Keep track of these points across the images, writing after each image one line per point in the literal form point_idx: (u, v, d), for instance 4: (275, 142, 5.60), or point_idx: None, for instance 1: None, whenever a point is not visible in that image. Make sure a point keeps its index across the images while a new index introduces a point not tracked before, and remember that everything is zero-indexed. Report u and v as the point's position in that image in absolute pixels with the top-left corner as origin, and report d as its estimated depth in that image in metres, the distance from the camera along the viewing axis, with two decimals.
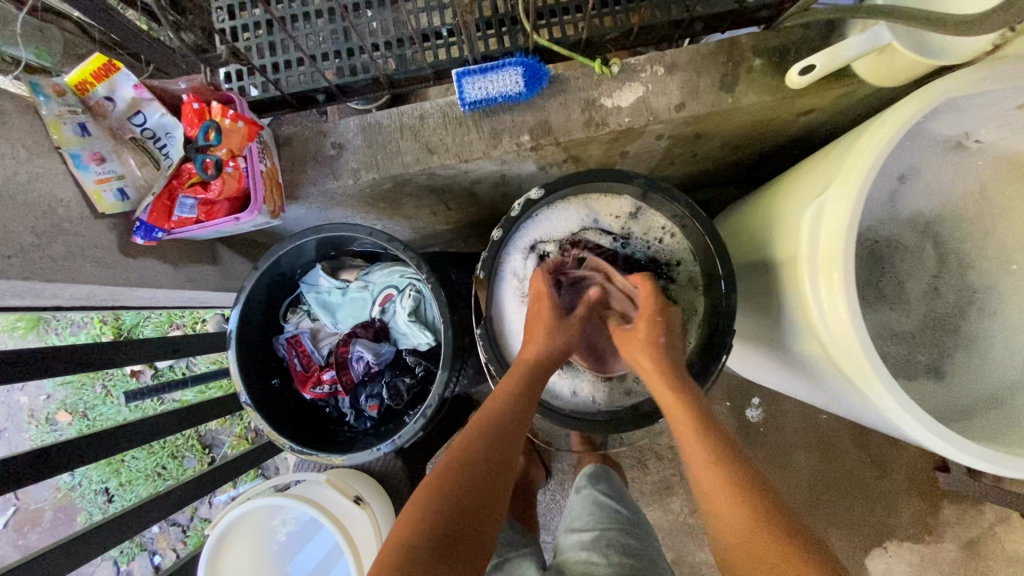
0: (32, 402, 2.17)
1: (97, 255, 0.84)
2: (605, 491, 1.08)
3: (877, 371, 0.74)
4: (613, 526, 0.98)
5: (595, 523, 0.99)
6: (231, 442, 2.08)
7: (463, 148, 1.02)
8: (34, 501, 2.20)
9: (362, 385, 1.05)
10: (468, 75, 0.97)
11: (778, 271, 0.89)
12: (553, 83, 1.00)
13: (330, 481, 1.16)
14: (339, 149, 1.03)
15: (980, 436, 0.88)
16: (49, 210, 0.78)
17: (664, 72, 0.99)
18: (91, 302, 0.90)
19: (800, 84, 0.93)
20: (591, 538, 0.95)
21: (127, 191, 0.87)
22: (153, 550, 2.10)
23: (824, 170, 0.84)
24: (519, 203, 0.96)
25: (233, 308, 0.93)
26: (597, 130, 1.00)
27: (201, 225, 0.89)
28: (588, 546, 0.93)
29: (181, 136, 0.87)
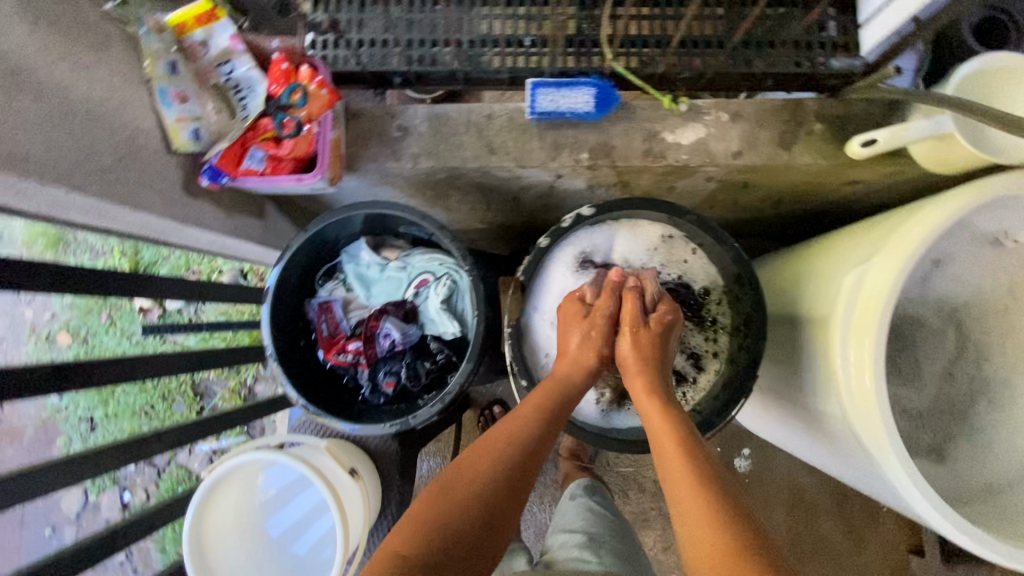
0: (35, 317, 2.17)
1: (163, 188, 0.87)
2: (599, 502, 1.15)
3: (888, 436, 0.75)
4: (606, 532, 1.05)
5: (589, 528, 1.05)
6: (224, 395, 2.10)
7: (522, 154, 1.05)
8: (17, 416, 2.21)
9: (383, 362, 1.06)
10: (542, 86, 1.00)
11: (808, 330, 0.91)
12: (621, 109, 1.03)
13: (330, 449, 1.17)
14: (403, 132, 1.06)
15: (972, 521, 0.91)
16: (130, 136, 0.81)
17: (727, 119, 1.03)
18: (143, 232, 0.92)
19: (860, 156, 0.96)
20: (585, 540, 1.00)
21: (201, 132, 0.89)
22: (124, 487, 2.11)
23: (870, 238, 0.86)
24: (569, 218, 0.92)
25: (276, 264, 0.94)
26: (654, 160, 1.03)
27: (265, 178, 0.92)
28: (583, 546, 0.98)
29: (262, 92, 0.91)
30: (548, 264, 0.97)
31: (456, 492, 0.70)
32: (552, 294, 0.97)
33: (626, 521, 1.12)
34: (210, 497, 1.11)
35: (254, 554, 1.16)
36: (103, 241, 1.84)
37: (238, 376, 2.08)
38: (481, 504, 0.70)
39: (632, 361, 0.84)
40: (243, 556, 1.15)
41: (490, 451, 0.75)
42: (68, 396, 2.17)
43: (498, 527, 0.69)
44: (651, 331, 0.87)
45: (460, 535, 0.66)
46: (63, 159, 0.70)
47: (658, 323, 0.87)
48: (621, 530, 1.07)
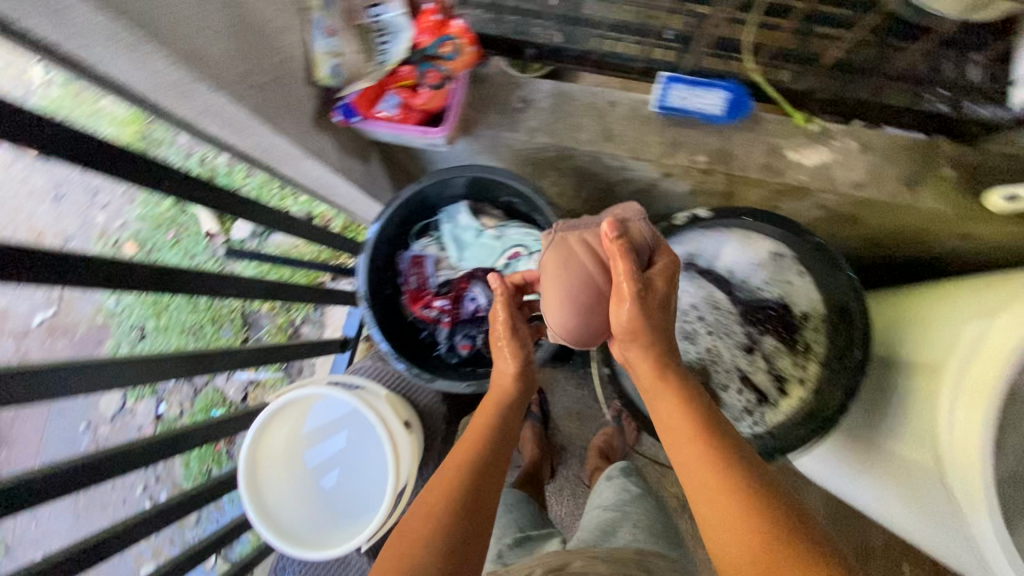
0: (107, 222, 2.24)
1: (298, 115, 0.89)
2: (635, 483, 1.16)
3: (988, 497, 0.72)
4: (639, 512, 1.07)
5: (621, 507, 1.08)
6: (270, 330, 2.14)
7: (639, 146, 1.04)
8: (75, 312, 2.31)
9: (464, 323, 1.11)
10: (677, 81, 1.00)
11: (914, 378, 0.88)
12: (749, 119, 1.01)
13: (389, 399, 1.20)
14: (524, 104, 1.06)
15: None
16: (284, 59, 0.83)
17: (855, 149, 1.00)
18: (266, 155, 0.95)
19: (1001, 209, 0.94)
20: (616, 518, 1.04)
21: (340, 69, 0.90)
22: (161, 399, 2.18)
23: (1000, 294, 0.83)
24: (683, 216, 0.92)
25: (384, 210, 0.97)
26: (772, 177, 1.01)
27: (393, 125, 0.94)
28: (614, 524, 1.02)
29: (407, 38, 0.90)
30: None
31: (443, 498, 0.73)
32: None
33: (663, 506, 1.14)
34: (268, 425, 1.14)
35: (299, 488, 1.18)
36: (190, 151, 1.76)
37: (287, 315, 2.13)
38: (470, 499, 0.73)
39: (639, 331, 0.76)
40: (289, 487, 1.17)
41: (465, 457, 0.79)
42: (125, 303, 2.25)
43: (483, 528, 0.72)
44: (653, 289, 0.78)
45: (451, 535, 0.69)
46: (230, 70, 0.72)
47: (655, 281, 0.79)
48: (654, 511, 1.09)
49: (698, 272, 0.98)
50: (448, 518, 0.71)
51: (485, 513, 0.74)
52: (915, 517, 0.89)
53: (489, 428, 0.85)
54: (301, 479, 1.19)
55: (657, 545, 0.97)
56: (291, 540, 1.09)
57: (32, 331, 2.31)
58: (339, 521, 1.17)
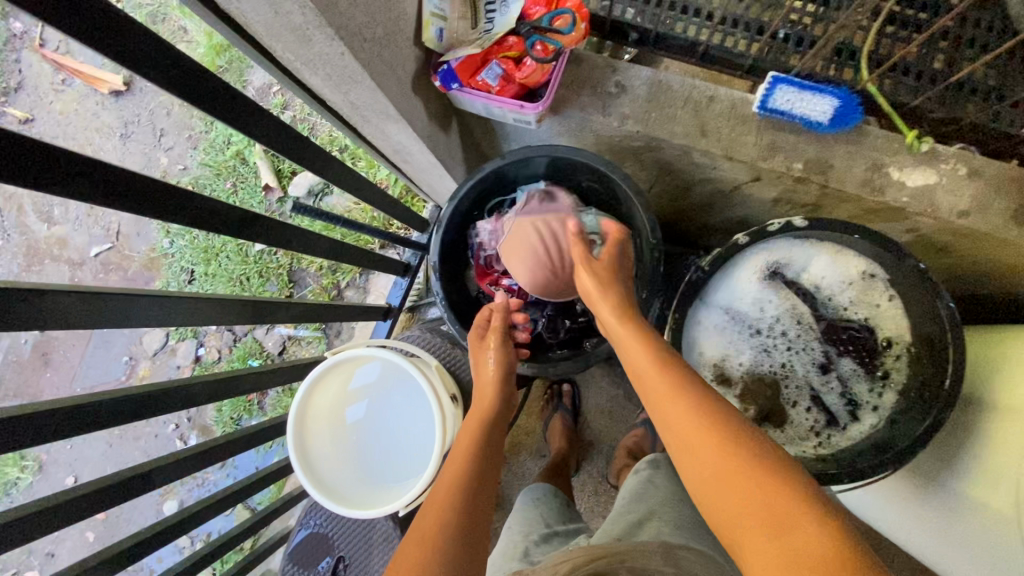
0: (169, 164, 2.23)
1: (401, 76, 0.88)
2: (664, 477, 1.12)
3: None
4: (666, 507, 1.02)
5: (649, 500, 1.04)
6: (314, 289, 2.17)
7: (734, 146, 1.01)
8: (128, 248, 2.37)
9: (528, 304, 1.12)
10: (785, 82, 0.95)
11: (999, 423, 0.84)
12: (855, 131, 0.97)
13: (439, 369, 1.20)
14: (620, 90, 1.04)
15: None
16: (398, 17, 0.82)
17: (964, 174, 0.96)
18: (360, 113, 0.94)
19: None
20: (644, 509, 1.01)
21: (444, 34, 0.90)
22: (202, 342, 2.24)
23: None
24: (779, 221, 0.88)
25: (465, 181, 0.97)
26: (870, 193, 0.97)
27: (490, 96, 0.92)
28: (641, 515, 0.99)
29: (516, 8, 0.88)
30: (736, 262, 0.95)
31: (445, 490, 0.76)
32: (728, 290, 0.96)
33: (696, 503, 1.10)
34: (320, 379, 1.16)
35: (343, 446, 1.20)
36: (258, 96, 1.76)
37: (332, 276, 2.15)
38: (463, 506, 0.74)
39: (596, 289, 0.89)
40: (333, 444, 1.18)
41: (463, 447, 0.84)
42: (177, 245, 2.31)
43: (481, 504, 0.76)
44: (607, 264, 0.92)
45: (457, 512, 0.72)
46: (353, 20, 0.72)
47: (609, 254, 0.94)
48: (683, 507, 1.04)
49: (784, 284, 0.95)
50: (452, 497, 0.74)
51: (482, 486, 0.78)
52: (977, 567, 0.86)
53: (484, 411, 0.92)
54: (344, 437, 1.20)
55: (687, 539, 0.92)
56: (334, 495, 1.11)
57: (88, 262, 2.38)
58: (380, 482, 1.19)
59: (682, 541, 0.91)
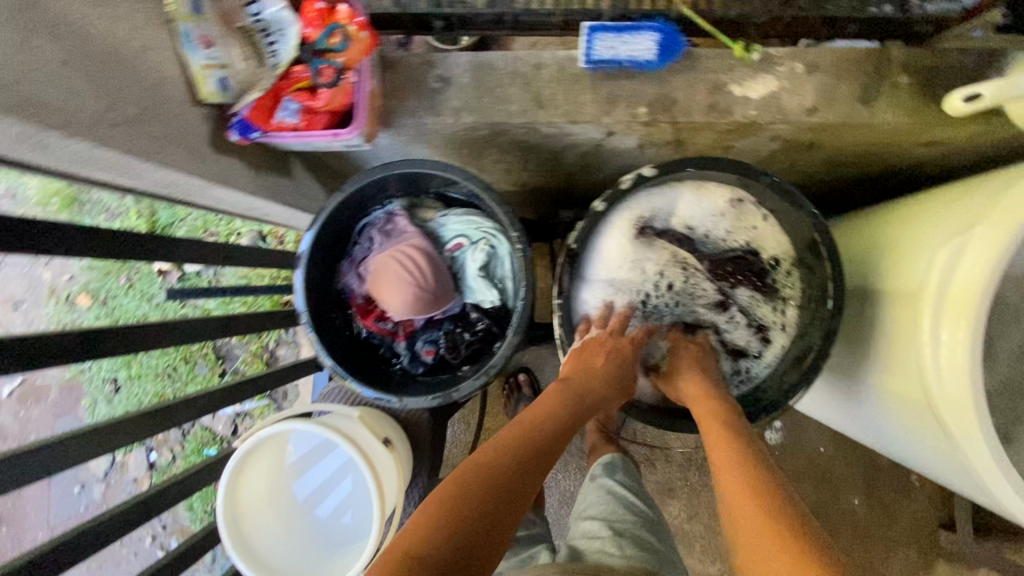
0: (54, 278, 2.13)
1: (191, 143, 0.80)
2: (623, 482, 1.10)
3: (980, 424, 0.69)
4: (628, 520, 0.99)
5: (610, 512, 1.00)
6: (246, 359, 2.07)
7: (574, 108, 0.96)
8: (41, 376, 2.21)
9: (421, 331, 1.03)
10: (601, 30, 0.90)
11: (886, 305, 0.85)
12: (685, 59, 0.93)
13: (363, 418, 1.15)
14: (443, 84, 0.98)
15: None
16: (155, 84, 0.73)
17: (802, 71, 0.93)
18: (170, 191, 0.86)
19: (959, 112, 0.86)
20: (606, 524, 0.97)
21: (229, 82, 0.81)
22: (151, 447, 2.11)
23: (969, 206, 0.78)
24: (630, 178, 0.85)
25: (311, 225, 0.90)
26: (718, 117, 0.94)
27: (299, 134, 0.84)
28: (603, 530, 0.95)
29: (295, 34, 0.81)
30: (602, 229, 0.91)
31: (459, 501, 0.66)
32: (607, 258, 0.91)
33: (650, 504, 1.07)
34: (241, 467, 1.08)
35: (288, 522, 1.15)
36: (118, 198, 1.77)
37: (260, 341, 2.05)
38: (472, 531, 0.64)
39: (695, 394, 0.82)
40: (276, 522, 1.13)
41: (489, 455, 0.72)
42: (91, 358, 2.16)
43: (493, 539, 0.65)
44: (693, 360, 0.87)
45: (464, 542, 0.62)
46: (86, 110, 0.63)
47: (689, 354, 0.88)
48: (642, 514, 1.01)
49: (655, 238, 0.91)
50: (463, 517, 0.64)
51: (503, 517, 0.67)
52: (899, 442, 0.88)
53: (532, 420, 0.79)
54: (287, 512, 1.15)
55: (650, 563, 0.89)
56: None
57: (4, 402, 2.22)
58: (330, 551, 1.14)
59: (646, 565, 0.88)
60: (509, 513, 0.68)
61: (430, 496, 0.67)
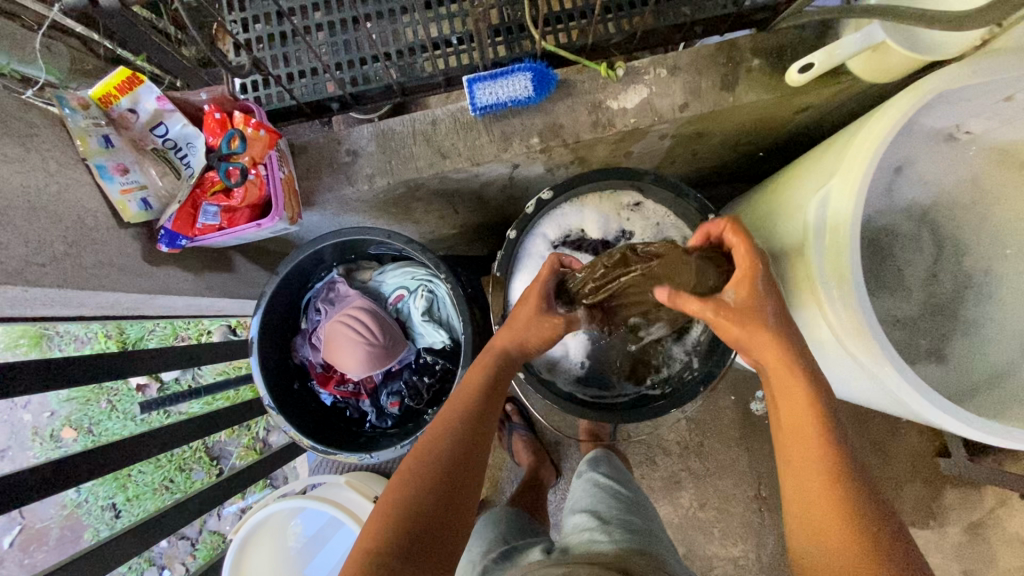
0: (36, 419, 2.13)
1: (124, 263, 0.86)
2: (606, 473, 1.11)
3: (880, 344, 0.78)
4: (615, 506, 0.99)
5: (594, 502, 1.01)
6: (240, 453, 2.07)
7: (474, 152, 1.04)
8: (40, 519, 2.18)
9: (383, 385, 1.07)
10: (479, 81, 1.00)
11: (784, 261, 0.94)
12: (561, 87, 1.03)
13: (351, 483, 1.17)
14: (353, 156, 1.05)
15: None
16: (78, 219, 0.80)
17: (667, 74, 1.03)
18: (116, 310, 0.91)
19: (799, 83, 0.95)
20: (589, 514, 0.97)
21: (150, 201, 0.89)
22: (162, 565, 2.05)
23: (829, 159, 0.88)
24: (530, 205, 1.00)
25: (256, 310, 0.95)
26: (604, 130, 1.03)
27: (224, 232, 0.91)
28: (588, 520, 0.95)
29: (202, 146, 0.89)
30: (517, 269, 1.04)
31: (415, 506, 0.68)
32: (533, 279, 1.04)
33: (640, 496, 1.07)
34: (241, 559, 1.12)
35: None
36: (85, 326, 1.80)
37: (251, 432, 2.06)
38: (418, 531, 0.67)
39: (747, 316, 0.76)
40: None
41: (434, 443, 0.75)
42: (85, 489, 2.13)
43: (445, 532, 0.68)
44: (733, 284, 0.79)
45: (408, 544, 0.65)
46: (13, 256, 0.69)
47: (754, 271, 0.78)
48: (627, 502, 1.02)
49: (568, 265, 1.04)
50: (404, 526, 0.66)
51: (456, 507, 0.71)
52: (830, 377, 0.98)
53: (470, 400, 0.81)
54: None
55: (639, 541, 0.88)
56: None
57: (7, 554, 2.18)
58: None
59: (635, 544, 0.86)
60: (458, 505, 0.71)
61: (387, 498, 0.69)
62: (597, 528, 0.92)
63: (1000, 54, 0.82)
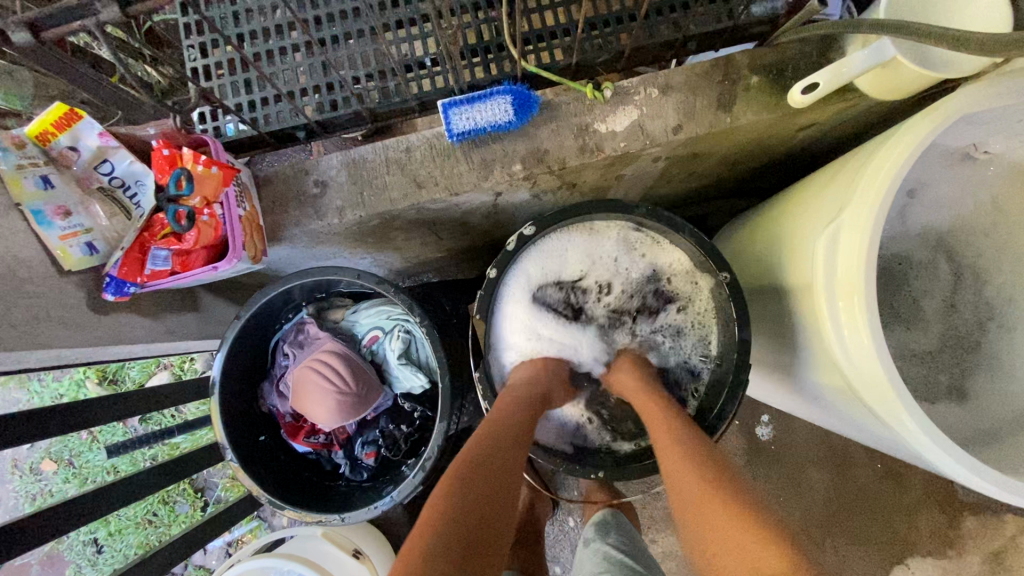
0: (15, 452, 2.06)
1: (65, 315, 0.78)
2: (616, 542, 1.01)
3: (898, 396, 0.70)
4: None
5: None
6: (225, 484, 1.99)
7: (452, 180, 0.97)
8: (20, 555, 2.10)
9: (357, 435, 1.00)
10: (455, 105, 0.93)
11: (792, 300, 0.86)
12: (544, 111, 0.96)
13: (328, 535, 1.09)
14: (322, 187, 0.98)
15: (1001, 463, 0.84)
16: (9, 271, 0.72)
17: (658, 94, 0.95)
18: (60, 364, 0.84)
19: (802, 104, 0.88)
20: None
21: (96, 245, 0.81)
22: None
23: (839, 188, 0.80)
24: (513, 241, 0.92)
25: (214, 359, 0.87)
26: (591, 156, 0.96)
27: (177, 277, 0.83)
28: None
29: (152, 184, 0.82)
30: (501, 309, 0.96)
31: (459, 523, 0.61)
32: (517, 319, 0.96)
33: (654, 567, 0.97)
34: None
35: None
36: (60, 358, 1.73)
37: None
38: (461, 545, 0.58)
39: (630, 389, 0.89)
40: None
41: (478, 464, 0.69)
42: None
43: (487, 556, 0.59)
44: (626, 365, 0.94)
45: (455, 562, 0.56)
46: None
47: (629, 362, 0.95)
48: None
49: (555, 303, 0.98)
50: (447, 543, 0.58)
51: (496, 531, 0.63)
52: (842, 423, 0.89)
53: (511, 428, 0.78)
54: None
55: None
56: None
57: None
58: None
59: None
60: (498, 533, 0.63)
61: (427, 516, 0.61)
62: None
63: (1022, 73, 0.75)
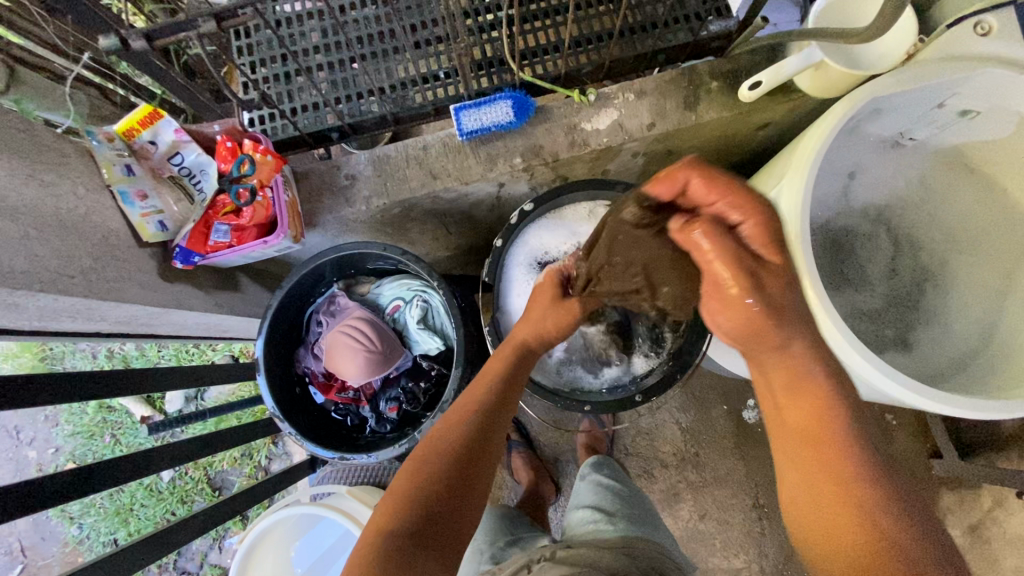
0: (40, 456, 2.14)
1: (143, 278, 0.94)
2: (609, 475, 1.15)
3: (834, 324, 0.85)
4: (618, 503, 1.04)
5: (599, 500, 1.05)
6: (241, 482, 2.07)
7: (463, 172, 1.14)
8: (41, 558, 2.17)
9: (381, 392, 1.15)
10: (464, 109, 1.10)
11: None
12: (539, 113, 1.14)
13: (354, 492, 1.24)
14: (351, 180, 1.14)
15: None
16: (103, 238, 0.88)
17: (634, 98, 1.13)
18: (131, 325, 0.98)
19: (750, 99, 1.06)
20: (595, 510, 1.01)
21: (166, 223, 0.97)
22: None
23: (782, 162, 0.98)
24: (515, 216, 1.10)
25: (261, 324, 1.01)
26: (580, 149, 1.13)
27: (234, 249, 0.99)
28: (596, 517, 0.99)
29: (214, 172, 0.98)
30: (507, 274, 1.13)
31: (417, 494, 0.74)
32: (519, 284, 1.12)
33: (640, 493, 1.11)
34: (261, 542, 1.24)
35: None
36: (92, 360, 1.82)
37: (252, 461, 2.07)
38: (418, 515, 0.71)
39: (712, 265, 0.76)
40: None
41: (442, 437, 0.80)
42: (87, 526, 2.13)
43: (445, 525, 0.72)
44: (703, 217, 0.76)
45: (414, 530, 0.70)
46: (46, 268, 0.78)
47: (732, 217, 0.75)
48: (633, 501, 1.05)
49: None
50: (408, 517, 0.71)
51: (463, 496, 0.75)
52: None
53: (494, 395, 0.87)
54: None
55: (641, 531, 0.95)
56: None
57: None
58: None
59: (637, 533, 0.93)
60: (461, 499, 0.75)
61: (395, 489, 0.75)
62: (602, 520, 0.98)
63: (922, 65, 0.92)
